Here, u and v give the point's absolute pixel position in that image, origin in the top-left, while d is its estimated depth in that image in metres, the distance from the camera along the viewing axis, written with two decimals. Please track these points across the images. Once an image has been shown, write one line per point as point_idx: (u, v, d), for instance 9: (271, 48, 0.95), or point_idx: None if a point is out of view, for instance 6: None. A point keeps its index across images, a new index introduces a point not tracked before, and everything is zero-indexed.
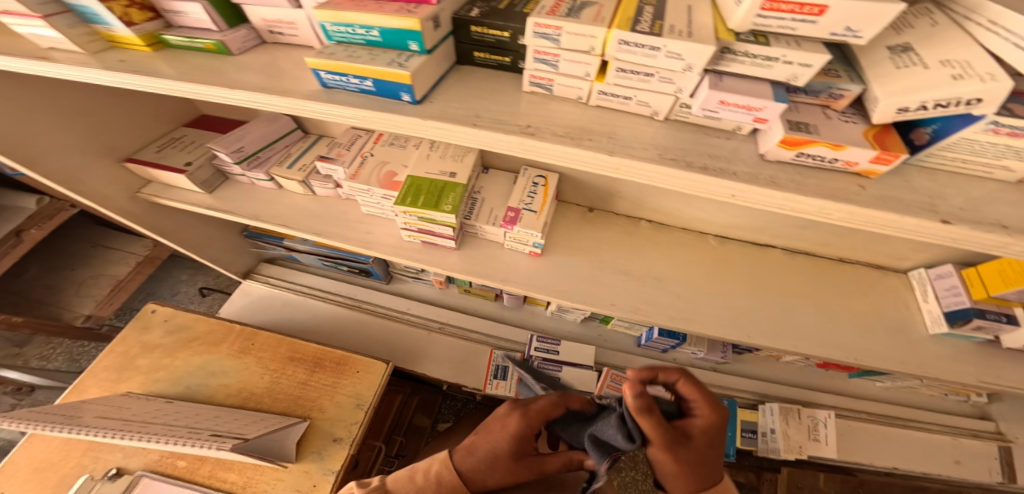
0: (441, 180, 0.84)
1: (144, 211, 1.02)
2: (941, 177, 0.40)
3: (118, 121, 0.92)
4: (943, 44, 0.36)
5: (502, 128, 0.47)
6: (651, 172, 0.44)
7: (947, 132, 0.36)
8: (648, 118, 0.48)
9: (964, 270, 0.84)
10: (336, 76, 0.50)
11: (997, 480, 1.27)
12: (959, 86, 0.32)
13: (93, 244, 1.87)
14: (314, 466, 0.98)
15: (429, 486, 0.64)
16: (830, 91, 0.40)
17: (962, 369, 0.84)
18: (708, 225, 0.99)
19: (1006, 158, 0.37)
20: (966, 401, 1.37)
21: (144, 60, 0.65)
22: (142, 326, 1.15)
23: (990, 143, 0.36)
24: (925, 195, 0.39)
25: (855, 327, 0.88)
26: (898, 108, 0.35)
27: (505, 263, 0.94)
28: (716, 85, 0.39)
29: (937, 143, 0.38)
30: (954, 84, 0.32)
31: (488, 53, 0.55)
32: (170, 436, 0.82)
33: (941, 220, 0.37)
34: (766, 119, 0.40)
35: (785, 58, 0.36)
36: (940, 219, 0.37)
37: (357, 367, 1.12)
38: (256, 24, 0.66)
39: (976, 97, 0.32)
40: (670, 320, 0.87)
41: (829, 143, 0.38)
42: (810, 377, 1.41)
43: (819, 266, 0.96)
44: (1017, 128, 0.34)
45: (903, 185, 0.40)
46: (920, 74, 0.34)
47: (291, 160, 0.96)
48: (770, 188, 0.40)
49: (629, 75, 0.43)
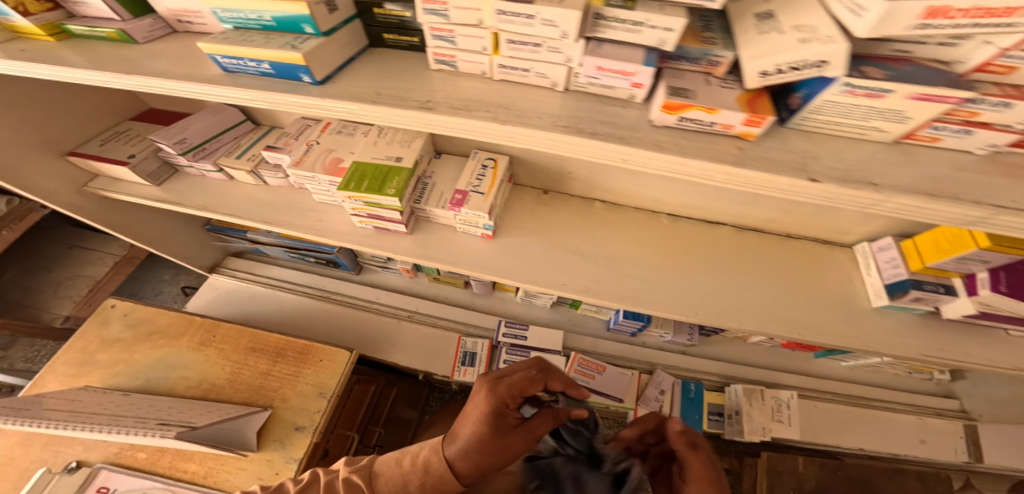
0: (386, 164, 0.81)
1: (93, 205, 1.02)
2: (817, 139, 0.42)
3: (61, 116, 0.92)
4: (799, 11, 0.38)
5: (402, 104, 0.48)
6: (546, 139, 0.44)
7: (812, 96, 0.39)
8: (549, 90, 0.49)
9: (903, 242, 0.84)
10: (235, 60, 0.54)
11: (963, 460, 1.29)
12: (805, 48, 0.34)
13: (68, 245, 1.85)
14: (276, 454, 0.99)
15: (416, 474, 0.56)
16: (708, 59, 0.41)
17: (906, 340, 0.85)
18: (661, 204, 0.99)
19: (873, 120, 0.39)
20: (930, 379, 1.38)
21: (46, 49, 0.67)
22: (102, 320, 1.17)
23: (853, 104, 0.38)
24: (798, 156, 0.41)
25: (804, 301, 0.89)
26: (760, 72, 0.37)
27: (457, 247, 0.92)
28: (592, 51, 0.41)
29: (806, 107, 0.40)
30: (801, 47, 0.34)
31: (397, 35, 0.57)
32: (113, 425, 0.86)
33: (809, 179, 0.39)
34: (642, 83, 0.43)
35: (649, 23, 0.37)
36: (808, 178, 0.38)
37: (319, 356, 1.13)
38: (165, 14, 0.70)
39: (822, 60, 0.34)
40: (621, 300, 0.86)
41: (704, 107, 0.40)
42: (774, 358, 1.40)
43: (767, 241, 0.98)
44: (872, 90, 0.36)
45: (780, 148, 0.42)
46: (776, 40, 0.37)
47: (239, 150, 0.96)
48: (652, 150, 0.42)
49: (520, 47, 0.44)
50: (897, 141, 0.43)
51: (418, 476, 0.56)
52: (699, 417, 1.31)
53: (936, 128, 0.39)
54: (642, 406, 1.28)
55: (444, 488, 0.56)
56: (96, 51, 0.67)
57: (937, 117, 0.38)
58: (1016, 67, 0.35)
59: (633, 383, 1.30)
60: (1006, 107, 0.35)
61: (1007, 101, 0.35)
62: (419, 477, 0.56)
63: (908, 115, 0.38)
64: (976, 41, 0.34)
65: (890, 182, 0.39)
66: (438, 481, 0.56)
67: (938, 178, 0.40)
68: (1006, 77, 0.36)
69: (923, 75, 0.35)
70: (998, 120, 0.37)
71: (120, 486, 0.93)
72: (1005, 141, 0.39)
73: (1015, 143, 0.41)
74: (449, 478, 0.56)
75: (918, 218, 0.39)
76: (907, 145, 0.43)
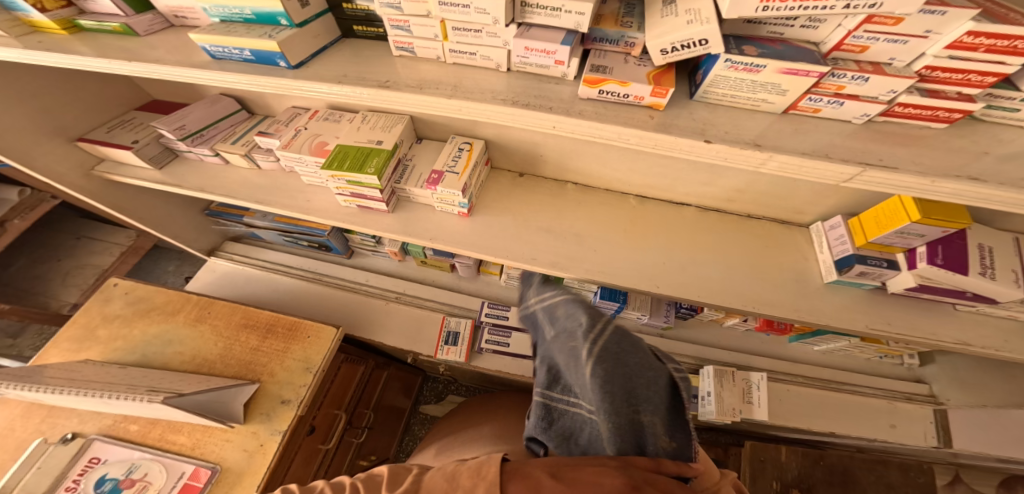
0: (367, 147, 0.88)
1: (99, 188, 1.10)
2: (719, 110, 0.50)
3: (70, 106, 1.00)
4: None
5: (363, 84, 0.55)
6: (487, 111, 0.52)
7: (708, 71, 0.46)
8: (494, 71, 0.56)
9: (851, 220, 0.89)
10: (220, 48, 0.61)
11: (932, 445, 1.21)
12: (689, 27, 0.42)
13: (77, 236, 1.93)
14: (261, 426, 1.06)
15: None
16: (625, 40, 0.50)
17: (857, 316, 0.87)
18: (627, 185, 1.05)
19: (760, 92, 0.47)
20: (900, 364, 1.31)
21: (59, 41, 0.74)
22: (104, 299, 1.24)
23: (738, 78, 0.46)
24: (698, 123, 0.48)
25: (759, 278, 0.93)
26: (661, 49, 0.45)
27: (435, 222, 0.99)
28: (521, 34, 0.49)
29: (705, 81, 0.48)
30: (687, 27, 0.42)
31: (365, 26, 0.64)
32: (107, 390, 0.91)
33: (706, 140, 0.46)
34: (564, 61, 0.50)
35: (565, 8, 0.45)
36: (703, 139, 0.46)
37: (307, 333, 1.20)
38: (163, 10, 0.77)
39: (703, 38, 0.42)
40: (585, 273, 0.92)
41: (617, 80, 0.47)
42: (750, 342, 1.36)
43: (727, 221, 1.03)
44: (749, 65, 0.44)
45: (683, 116, 0.49)
46: (670, 21, 0.44)
47: (234, 136, 1.03)
48: (575, 118, 0.48)
49: (464, 33, 0.51)
50: (786, 112, 0.50)
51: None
52: None
53: (814, 100, 0.47)
54: None
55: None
56: (101, 42, 0.75)
57: (810, 89, 0.46)
58: (867, 46, 0.44)
59: None
60: (865, 81, 0.43)
61: (864, 75, 0.43)
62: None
63: (785, 88, 0.46)
64: (833, 23, 0.44)
65: (772, 144, 0.46)
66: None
67: (821, 143, 0.47)
68: (863, 55, 0.45)
69: (788, 52, 0.44)
70: (863, 93, 0.45)
71: (112, 456, 0.99)
72: (874, 111, 0.47)
73: (885, 115, 0.49)
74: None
75: (799, 175, 0.46)
76: (796, 117, 0.50)
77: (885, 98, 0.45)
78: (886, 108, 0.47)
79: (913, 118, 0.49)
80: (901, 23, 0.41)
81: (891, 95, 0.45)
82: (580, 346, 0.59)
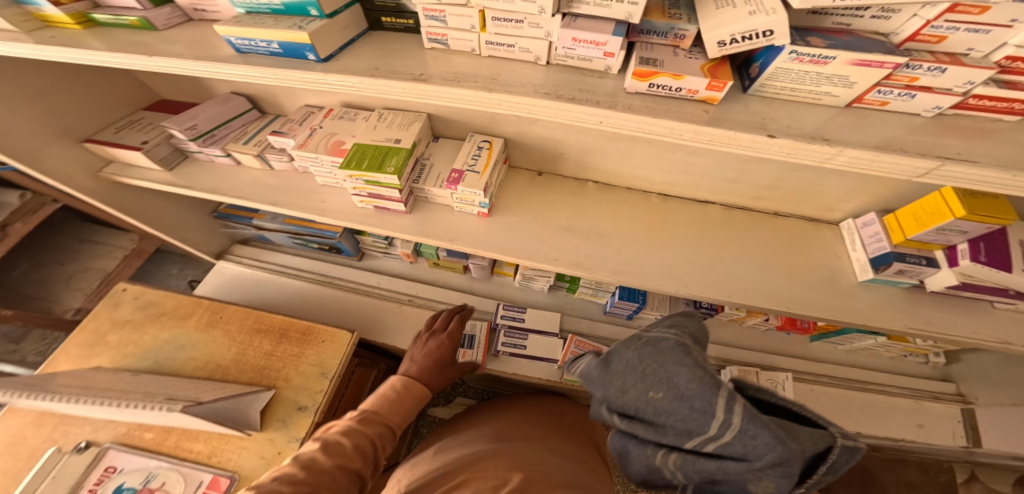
0: (385, 145, 0.85)
1: (108, 190, 1.07)
2: (775, 104, 0.47)
3: (77, 105, 0.97)
4: None
5: (396, 77, 0.53)
6: (528, 105, 0.49)
7: (767, 63, 0.44)
8: (533, 64, 0.53)
9: (886, 217, 0.86)
10: (246, 41, 0.60)
11: (962, 444, 1.17)
12: (753, 18, 0.39)
13: (79, 239, 1.90)
14: (278, 434, 1.03)
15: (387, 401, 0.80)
16: (675, 32, 0.47)
17: (895, 315, 0.85)
18: (649, 183, 1.01)
19: (824, 85, 0.45)
20: (926, 362, 1.29)
21: (74, 36, 0.72)
22: (113, 304, 1.21)
23: (801, 71, 0.43)
24: (758, 117, 0.45)
25: (791, 277, 0.90)
26: (718, 41, 0.43)
27: (454, 222, 0.95)
28: (568, 24, 0.46)
29: (763, 74, 0.46)
30: (750, 18, 0.40)
31: (394, 17, 0.63)
32: (122, 400, 0.88)
33: (768, 135, 0.44)
34: (614, 53, 0.48)
35: None
36: (767, 134, 0.43)
37: (322, 337, 1.17)
38: (182, 3, 0.74)
39: (768, 29, 0.40)
40: (611, 273, 0.89)
41: (670, 73, 0.44)
42: (770, 342, 1.34)
43: (754, 219, 1.00)
44: (815, 57, 0.42)
45: (740, 110, 0.46)
46: (730, 12, 0.42)
47: (246, 136, 1.00)
48: (626, 112, 0.46)
49: (504, 24, 0.49)
50: (849, 106, 0.48)
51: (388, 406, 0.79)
52: None
53: (882, 92, 0.45)
54: None
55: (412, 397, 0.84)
56: (116, 37, 0.72)
57: (880, 81, 0.44)
58: (945, 37, 0.42)
59: None
60: (941, 72, 0.41)
61: (940, 66, 0.41)
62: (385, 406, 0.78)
63: (853, 80, 0.43)
64: (908, 13, 0.42)
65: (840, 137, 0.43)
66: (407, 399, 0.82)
67: (890, 138, 0.45)
68: (938, 45, 0.43)
69: (860, 43, 0.41)
70: (937, 85, 0.43)
71: (128, 465, 0.96)
72: (947, 104, 0.45)
73: (956, 108, 0.47)
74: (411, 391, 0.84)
75: (871, 169, 0.43)
76: (859, 110, 0.48)
77: (960, 90, 0.43)
78: (960, 101, 0.44)
79: (987, 111, 0.46)
80: (987, 12, 0.39)
81: (968, 87, 0.42)
82: (684, 389, 0.45)
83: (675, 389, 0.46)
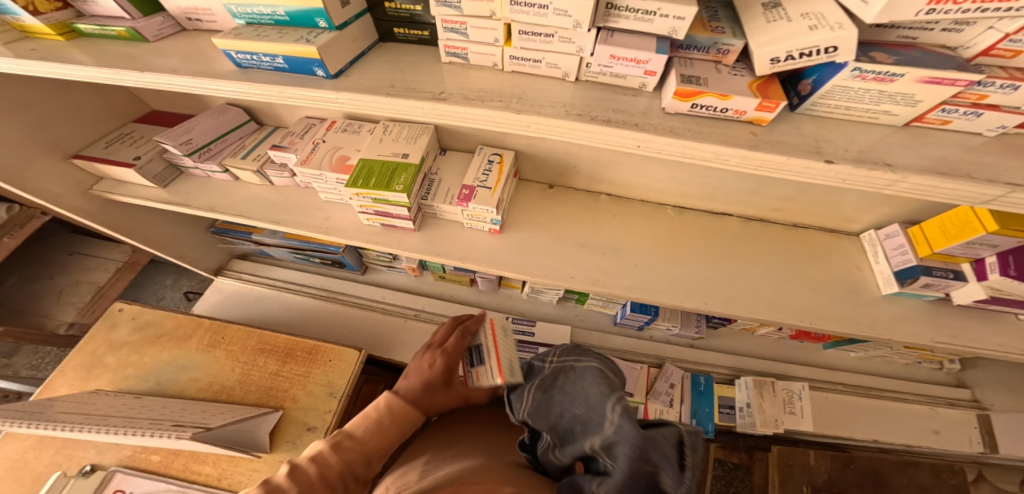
0: (393, 161, 0.80)
1: (98, 206, 1.02)
2: (829, 124, 0.48)
3: (65, 118, 0.92)
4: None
5: (415, 96, 0.53)
6: (561, 127, 0.50)
7: (823, 81, 0.45)
8: (561, 80, 0.54)
9: (911, 229, 0.84)
10: (248, 55, 0.57)
11: (979, 451, 1.15)
12: (817, 33, 0.40)
13: (69, 252, 1.83)
14: (288, 456, 0.99)
15: (384, 416, 0.70)
16: (718, 47, 0.47)
17: (923, 327, 0.82)
18: (664, 195, 0.98)
19: (884, 104, 0.45)
20: (939, 369, 1.26)
21: (57, 48, 0.67)
22: (110, 324, 1.16)
23: (863, 88, 0.44)
24: (812, 140, 0.46)
25: (817, 290, 0.87)
26: (771, 58, 0.43)
27: (464, 240, 0.92)
28: (606, 40, 0.47)
29: (817, 92, 0.46)
30: (812, 34, 0.40)
31: (407, 29, 0.61)
32: (129, 427, 0.83)
33: (825, 159, 0.44)
34: (655, 70, 0.49)
35: (661, 11, 0.43)
36: (824, 159, 0.44)
37: (328, 356, 1.13)
38: (174, 12, 0.70)
39: (831, 45, 0.40)
40: (629, 290, 0.86)
41: (716, 93, 0.45)
42: (784, 350, 1.31)
43: (773, 230, 0.97)
44: (880, 74, 0.42)
45: (792, 131, 0.48)
46: (787, 28, 0.42)
47: (245, 150, 0.97)
48: (668, 136, 0.47)
49: (532, 38, 0.49)
50: (908, 125, 0.48)
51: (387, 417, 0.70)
52: (711, 411, 1.21)
53: (946, 111, 0.45)
54: (652, 401, 1.20)
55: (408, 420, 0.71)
56: (106, 49, 0.67)
57: (947, 99, 0.44)
58: (1022, 50, 0.41)
59: (643, 377, 1.23)
60: (1013, 89, 0.41)
61: (1013, 84, 0.41)
62: (386, 416, 0.70)
63: (918, 98, 0.44)
64: (982, 26, 0.41)
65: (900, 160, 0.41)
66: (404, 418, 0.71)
67: (947, 159, 0.45)
68: (1012, 60, 0.42)
69: (929, 60, 0.42)
70: (1005, 103, 0.43)
71: (136, 489, 0.93)
72: (1013, 122, 0.44)
73: (1020, 126, 0.46)
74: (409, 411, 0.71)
75: (934, 197, 0.44)
76: (918, 129, 0.48)
77: None
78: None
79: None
80: None
81: None
82: (588, 391, 0.63)
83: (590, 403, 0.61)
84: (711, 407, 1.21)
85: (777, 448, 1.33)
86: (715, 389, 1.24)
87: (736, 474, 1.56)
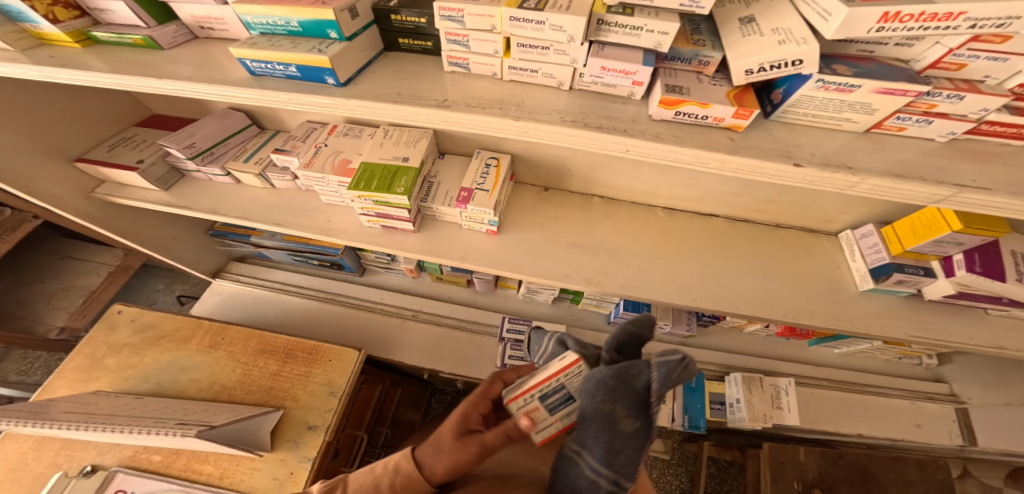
0: (393, 164, 0.83)
1: (99, 209, 1.03)
2: (798, 129, 0.53)
3: (70, 122, 0.93)
4: (778, 16, 0.48)
5: (421, 103, 0.56)
6: (556, 132, 0.53)
7: (792, 90, 0.49)
8: (555, 88, 0.58)
9: (884, 228, 0.89)
10: (263, 64, 0.60)
11: (958, 444, 1.20)
12: (784, 47, 0.44)
13: (59, 256, 1.80)
14: (289, 454, 1.00)
15: (387, 477, 0.54)
16: (699, 59, 0.52)
17: (899, 321, 0.87)
18: (655, 197, 1.02)
19: (846, 112, 0.50)
20: (919, 364, 1.31)
21: (73, 55, 0.70)
22: (109, 326, 1.17)
23: (827, 97, 0.48)
24: (784, 145, 0.51)
25: (797, 287, 0.92)
26: (745, 70, 0.47)
27: (462, 241, 0.95)
28: (597, 53, 0.51)
29: (787, 101, 0.51)
30: (781, 47, 0.44)
31: (412, 39, 0.65)
32: (134, 425, 0.84)
33: (795, 163, 0.49)
34: (641, 80, 0.53)
35: (647, 27, 0.47)
36: (792, 163, 0.48)
37: (328, 356, 1.15)
38: (187, 21, 0.73)
39: (798, 58, 0.44)
40: (622, 288, 0.90)
41: (697, 102, 0.49)
42: (772, 347, 1.35)
43: (757, 231, 1.02)
44: (840, 85, 0.46)
45: (765, 137, 0.52)
46: (759, 41, 0.47)
47: (247, 154, 0.99)
48: (654, 142, 0.51)
49: (529, 50, 0.53)
50: (869, 131, 0.53)
51: (387, 478, 0.54)
52: (703, 407, 1.24)
53: (901, 119, 0.50)
54: None
55: (414, 488, 0.53)
56: (121, 56, 0.70)
57: (901, 108, 0.48)
58: (965, 64, 0.46)
59: None
60: (959, 99, 0.46)
61: (959, 94, 0.45)
62: (389, 478, 0.54)
63: (875, 107, 0.48)
64: (929, 41, 0.46)
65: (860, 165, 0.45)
66: (406, 481, 0.53)
67: (905, 162, 0.49)
68: (958, 72, 0.47)
69: (884, 72, 0.46)
70: (953, 111, 0.48)
71: (137, 489, 0.94)
72: (961, 129, 0.49)
73: (970, 133, 0.51)
74: (419, 480, 0.53)
75: (894, 197, 0.48)
76: (879, 135, 0.53)
77: (974, 117, 0.47)
78: (974, 126, 0.49)
79: (999, 135, 0.50)
80: (1008, 40, 0.43)
81: (981, 113, 0.47)
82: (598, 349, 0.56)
83: (600, 391, 0.47)
84: (702, 403, 1.24)
85: (769, 444, 1.37)
86: (706, 386, 1.27)
87: (729, 471, 1.59)
